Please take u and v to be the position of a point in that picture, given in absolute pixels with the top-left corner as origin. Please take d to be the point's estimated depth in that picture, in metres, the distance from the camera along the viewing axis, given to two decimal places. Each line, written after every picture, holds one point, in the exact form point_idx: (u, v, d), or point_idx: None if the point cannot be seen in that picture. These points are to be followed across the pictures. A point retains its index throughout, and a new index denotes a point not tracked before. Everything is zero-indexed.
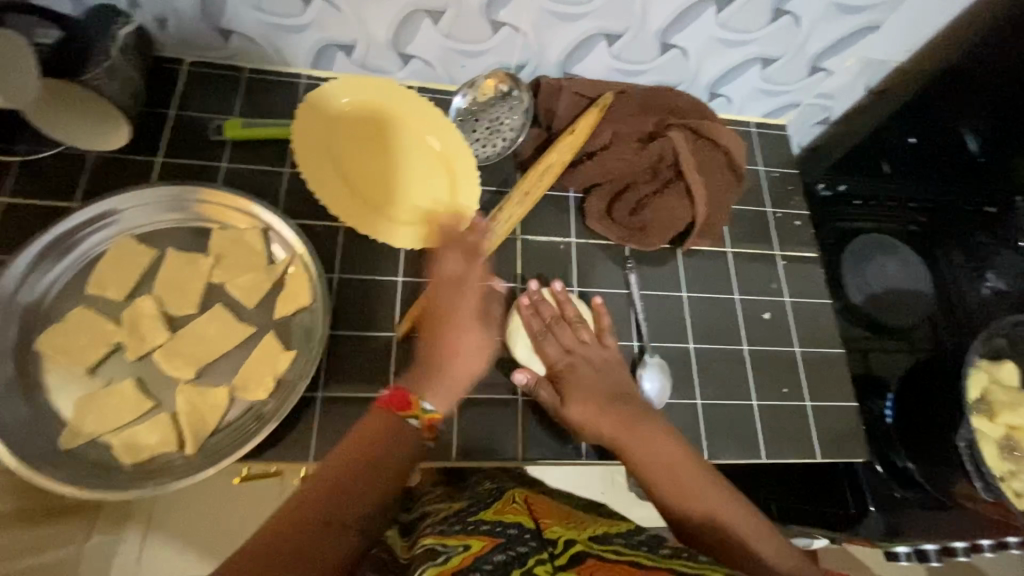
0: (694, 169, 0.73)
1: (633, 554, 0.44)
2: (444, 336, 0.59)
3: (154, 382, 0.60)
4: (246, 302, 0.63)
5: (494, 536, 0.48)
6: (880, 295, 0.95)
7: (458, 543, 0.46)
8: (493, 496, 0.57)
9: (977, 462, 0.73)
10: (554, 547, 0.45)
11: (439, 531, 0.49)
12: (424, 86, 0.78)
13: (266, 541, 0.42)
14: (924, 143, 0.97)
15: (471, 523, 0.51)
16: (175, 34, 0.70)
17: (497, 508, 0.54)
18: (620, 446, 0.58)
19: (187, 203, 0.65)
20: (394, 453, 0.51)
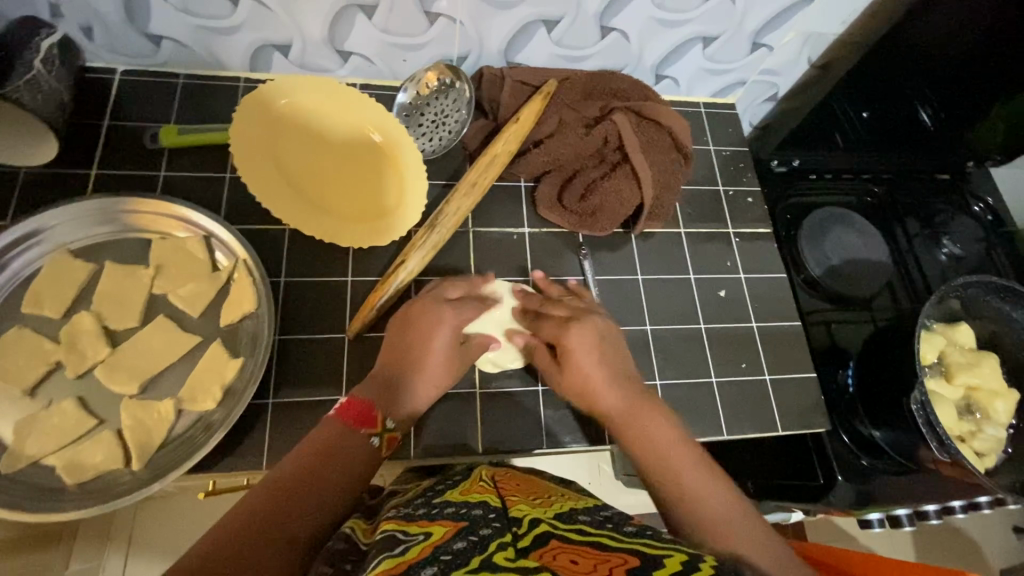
0: (640, 151, 0.73)
1: (596, 535, 0.44)
2: (412, 356, 0.58)
3: (97, 399, 0.58)
4: (191, 311, 0.62)
5: (458, 521, 0.46)
6: (839, 267, 0.95)
7: (420, 531, 0.44)
8: (462, 481, 0.58)
9: (930, 422, 0.72)
10: (519, 528, 0.45)
11: (402, 518, 0.48)
12: (368, 83, 0.77)
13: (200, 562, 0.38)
14: (876, 116, 0.96)
15: (439, 508, 0.50)
16: (104, 43, 0.68)
17: (465, 492, 0.54)
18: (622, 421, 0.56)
19: (123, 215, 0.63)
20: (347, 461, 0.49)
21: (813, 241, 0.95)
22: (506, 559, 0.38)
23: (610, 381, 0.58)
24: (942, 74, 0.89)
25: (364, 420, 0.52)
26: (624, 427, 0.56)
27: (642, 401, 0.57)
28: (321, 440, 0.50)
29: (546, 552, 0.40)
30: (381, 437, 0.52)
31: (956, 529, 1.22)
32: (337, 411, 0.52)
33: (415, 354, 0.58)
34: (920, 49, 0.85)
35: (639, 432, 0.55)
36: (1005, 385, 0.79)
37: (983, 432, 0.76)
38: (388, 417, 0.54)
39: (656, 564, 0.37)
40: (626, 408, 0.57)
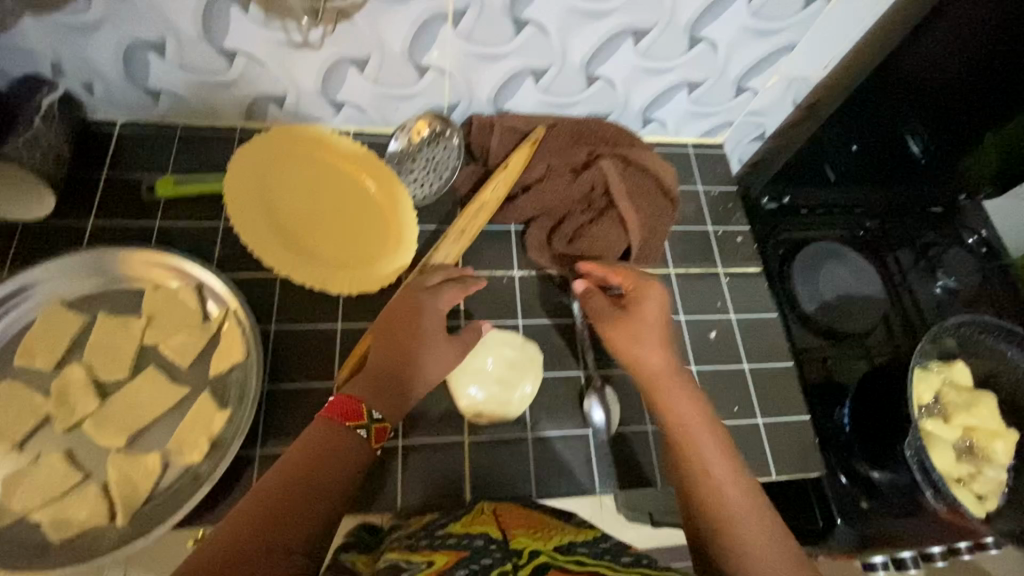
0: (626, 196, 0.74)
1: (596, 562, 0.44)
2: (406, 355, 0.58)
3: (85, 453, 0.58)
4: (180, 362, 0.62)
5: (461, 550, 0.46)
6: (833, 303, 0.95)
7: (424, 560, 0.45)
8: (463, 514, 0.58)
9: (925, 469, 0.71)
10: (520, 558, 0.44)
11: (407, 549, 0.49)
12: (361, 131, 0.79)
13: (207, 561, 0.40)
14: (869, 149, 0.94)
15: (442, 539, 0.50)
16: (104, 98, 0.70)
17: (467, 523, 0.55)
18: (654, 394, 0.58)
19: (117, 266, 0.65)
20: (336, 461, 0.50)
21: (805, 276, 0.96)
22: None
23: (665, 358, 0.59)
24: (934, 108, 0.86)
25: (350, 415, 0.52)
26: (657, 395, 0.57)
27: (676, 373, 0.58)
28: (310, 446, 0.50)
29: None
30: (366, 428, 0.52)
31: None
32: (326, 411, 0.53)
33: (405, 350, 0.58)
34: (910, 86, 0.83)
35: (670, 407, 0.56)
36: (1002, 424, 0.78)
37: (984, 475, 0.74)
38: (375, 408, 0.54)
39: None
40: (663, 375, 0.58)
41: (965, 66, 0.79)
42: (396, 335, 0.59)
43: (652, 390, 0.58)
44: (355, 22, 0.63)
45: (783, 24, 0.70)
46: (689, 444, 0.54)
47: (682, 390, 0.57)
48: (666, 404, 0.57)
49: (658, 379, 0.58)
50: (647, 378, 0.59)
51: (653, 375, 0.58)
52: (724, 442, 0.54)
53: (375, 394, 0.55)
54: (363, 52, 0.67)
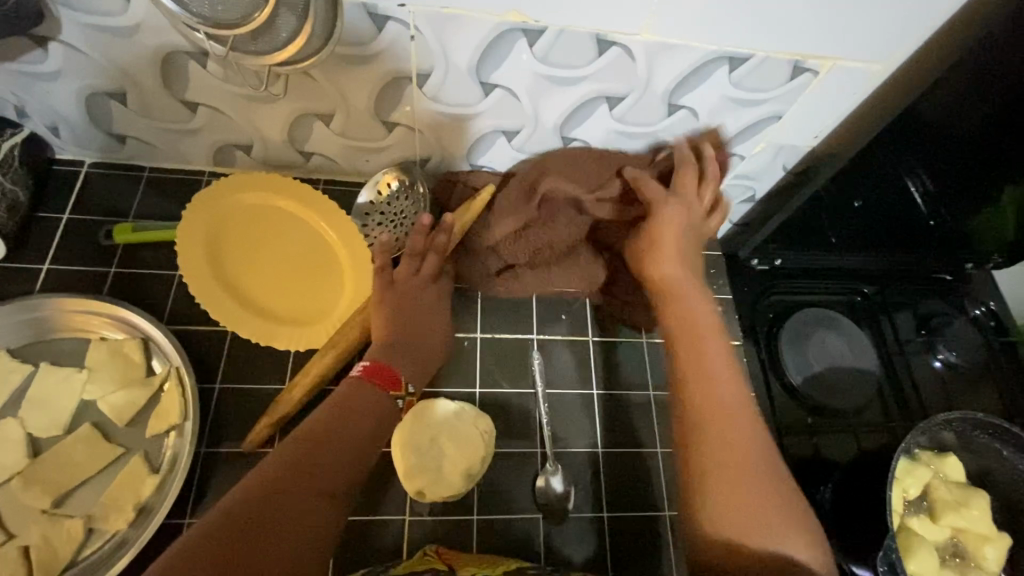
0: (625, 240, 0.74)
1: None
2: (415, 329, 0.65)
3: (9, 513, 0.56)
4: (117, 420, 0.60)
5: None
6: (822, 375, 0.90)
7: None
8: (405, 560, 0.59)
9: None
10: None
11: None
12: (331, 180, 0.77)
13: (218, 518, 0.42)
14: (871, 205, 0.88)
15: None
16: (70, 140, 0.70)
17: (409, 566, 0.56)
18: (671, 344, 0.62)
19: (64, 314, 0.63)
20: (356, 421, 0.55)
21: (795, 346, 0.91)
22: None
23: (681, 273, 0.68)
24: (940, 162, 0.82)
25: (390, 383, 0.59)
26: (676, 347, 0.61)
27: (694, 288, 0.66)
28: (334, 408, 0.55)
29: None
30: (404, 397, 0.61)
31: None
32: (359, 373, 0.59)
33: (423, 326, 0.66)
34: (932, 130, 0.76)
35: (695, 365, 0.58)
36: (995, 528, 0.73)
37: None
38: (409, 381, 0.63)
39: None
40: (694, 326, 0.62)
41: (981, 117, 0.74)
42: (410, 312, 0.66)
43: (661, 292, 0.67)
44: (315, 77, 0.61)
45: (768, 95, 0.66)
46: (723, 419, 0.54)
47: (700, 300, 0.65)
48: (685, 358, 0.59)
49: (690, 326, 0.62)
50: (674, 330, 0.63)
51: (703, 330, 0.62)
52: (742, 409, 0.55)
53: (402, 357, 0.62)
54: (328, 107, 0.66)
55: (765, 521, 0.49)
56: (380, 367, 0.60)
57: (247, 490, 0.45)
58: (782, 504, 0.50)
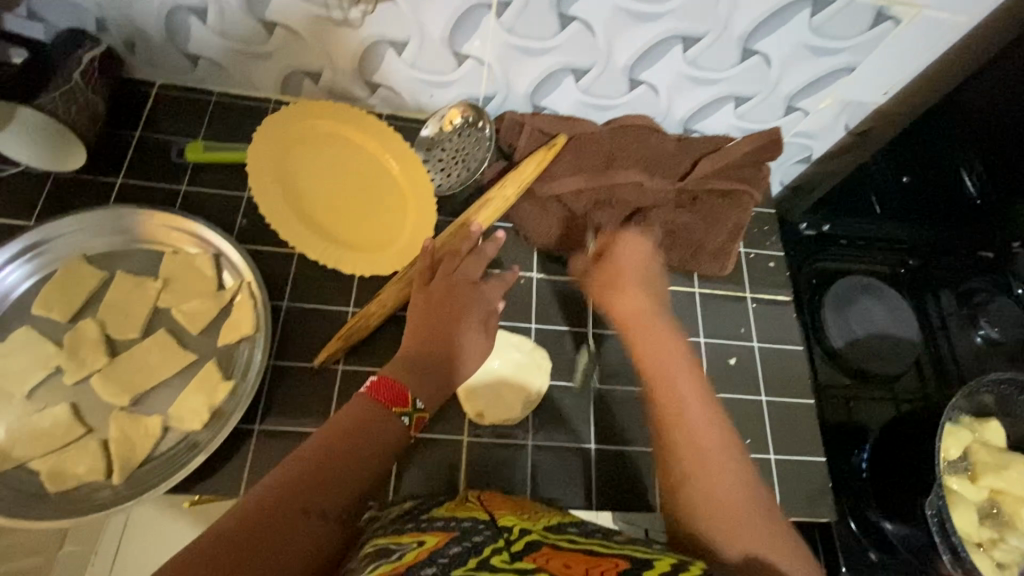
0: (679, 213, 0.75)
1: (588, 543, 0.44)
2: (443, 339, 0.59)
3: (89, 408, 0.59)
4: (190, 327, 0.62)
5: (449, 532, 0.46)
6: (863, 341, 0.90)
7: (412, 540, 0.45)
8: (446, 501, 0.57)
9: (946, 532, 0.66)
10: (511, 535, 0.45)
11: (394, 532, 0.48)
12: (393, 115, 0.78)
13: (237, 523, 0.43)
14: (923, 184, 0.90)
15: (427, 523, 0.50)
16: (144, 58, 0.71)
17: (451, 509, 0.54)
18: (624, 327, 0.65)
19: (139, 225, 0.65)
20: (373, 437, 0.50)
21: (838, 311, 0.91)
22: (504, 561, 0.39)
23: (639, 304, 0.66)
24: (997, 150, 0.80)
25: (396, 401, 0.53)
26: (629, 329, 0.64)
27: (653, 318, 0.65)
28: (351, 417, 0.51)
29: (540, 556, 0.40)
30: (409, 416, 0.53)
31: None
32: (369, 389, 0.53)
33: (447, 329, 0.59)
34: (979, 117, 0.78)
35: (654, 352, 0.61)
36: None
37: (1006, 542, 0.70)
38: (420, 397, 0.54)
39: (643, 563, 0.39)
40: (641, 320, 0.64)
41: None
42: (434, 318, 0.60)
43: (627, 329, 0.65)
44: (397, 3, 0.62)
45: (845, 44, 0.66)
46: (673, 395, 0.56)
47: (656, 326, 0.63)
48: (644, 342, 0.62)
49: (667, 375, 0.58)
50: (645, 364, 0.60)
51: (634, 319, 0.65)
52: (704, 401, 0.56)
53: (434, 329, 0.59)
54: (403, 34, 0.66)
55: (727, 498, 0.49)
56: (393, 385, 0.53)
57: (256, 503, 0.44)
58: (761, 524, 0.48)
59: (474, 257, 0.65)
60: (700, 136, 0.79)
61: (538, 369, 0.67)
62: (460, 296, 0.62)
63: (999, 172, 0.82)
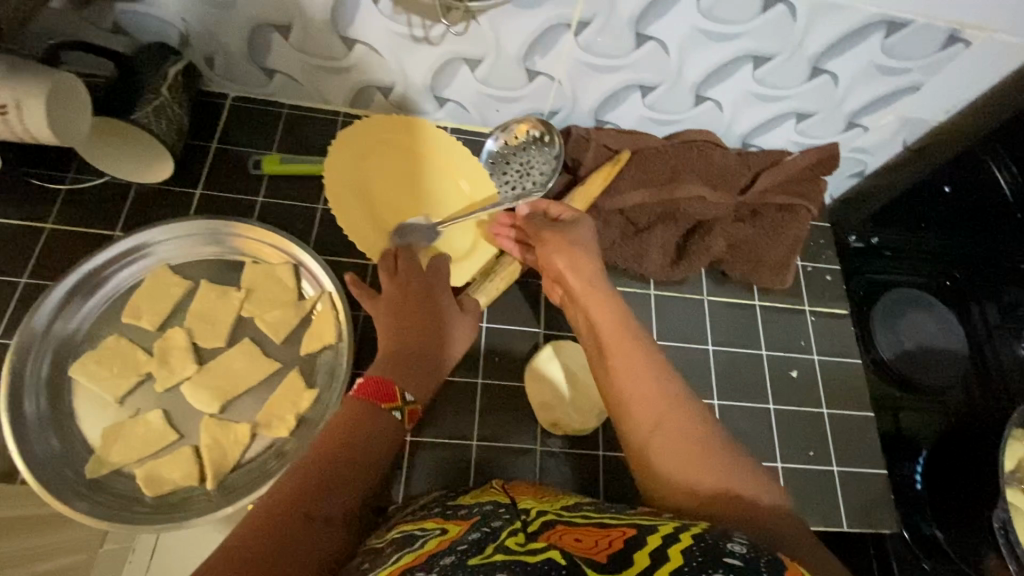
0: (738, 226, 0.77)
1: (601, 516, 0.43)
2: (422, 333, 0.59)
3: (180, 414, 0.60)
4: (274, 337, 0.64)
5: (471, 518, 0.46)
6: (912, 352, 0.91)
7: (436, 528, 0.44)
8: (469, 491, 0.57)
9: (1012, 544, 0.67)
10: (529, 516, 0.44)
11: (416, 519, 0.49)
12: (458, 128, 0.79)
13: (245, 534, 0.41)
14: (963, 189, 0.86)
15: (453, 510, 0.50)
16: (221, 71, 0.72)
17: (475, 496, 0.54)
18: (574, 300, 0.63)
19: (221, 237, 0.67)
20: (367, 438, 0.50)
21: (887, 323, 0.92)
22: (517, 542, 0.37)
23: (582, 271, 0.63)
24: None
25: (384, 396, 0.53)
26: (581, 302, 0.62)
27: (599, 286, 0.63)
28: (343, 422, 0.51)
29: (555, 534, 0.39)
30: (401, 410, 0.53)
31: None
32: (357, 390, 0.53)
33: (427, 322, 0.60)
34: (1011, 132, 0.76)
35: (600, 313, 0.60)
36: None
37: None
38: (409, 390, 0.55)
39: (651, 529, 0.38)
40: (590, 290, 0.62)
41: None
42: (415, 314, 0.60)
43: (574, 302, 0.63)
44: (478, 22, 0.63)
45: (913, 64, 0.67)
46: (618, 355, 0.55)
47: (598, 301, 0.61)
48: (596, 314, 0.60)
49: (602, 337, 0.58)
50: (601, 338, 0.58)
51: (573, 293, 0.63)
52: (655, 360, 0.55)
53: (407, 325, 0.60)
54: (479, 52, 0.67)
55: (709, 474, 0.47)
56: (375, 383, 0.54)
57: (265, 508, 0.43)
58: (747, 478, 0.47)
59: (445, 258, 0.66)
60: (758, 151, 0.80)
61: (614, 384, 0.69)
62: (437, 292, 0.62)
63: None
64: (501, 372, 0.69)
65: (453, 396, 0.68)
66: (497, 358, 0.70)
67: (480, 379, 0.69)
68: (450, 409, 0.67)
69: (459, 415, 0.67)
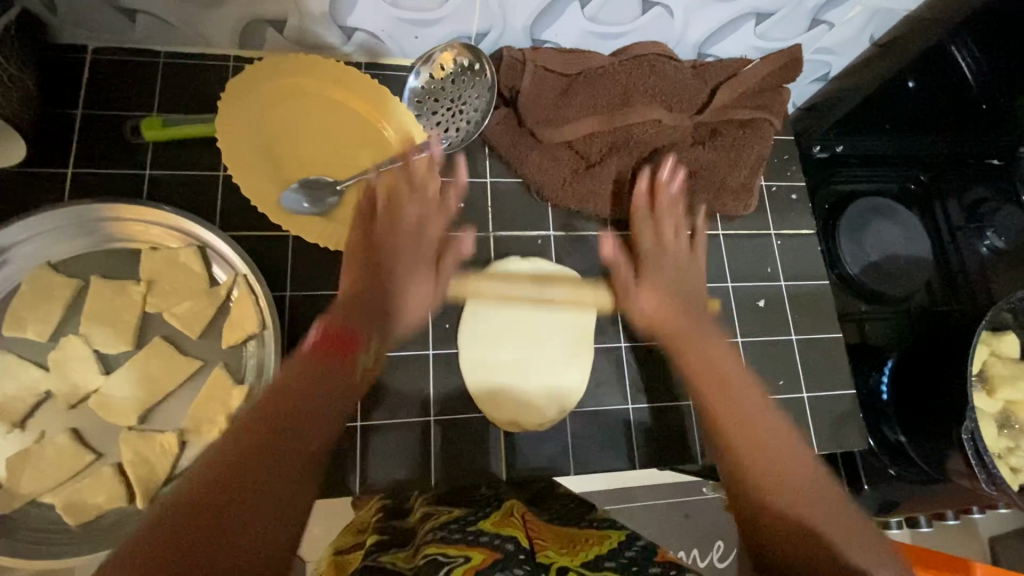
0: (699, 151, 0.70)
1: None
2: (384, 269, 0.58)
3: (94, 431, 0.54)
4: (188, 332, 0.56)
5: (494, 550, 0.40)
6: (878, 264, 0.89)
7: (459, 554, 0.39)
8: (493, 511, 0.49)
9: (978, 451, 0.67)
10: (548, 572, 0.38)
11: (440, 542, 0.42)
12: (374, 64, 0.68)
13: (204, 481, 0.35)
14: (926, 86, 0.83)
15: (473, 537, 0.43)
16: (69, 17, 0.59)
17: (497, 524, 0.46)
18: (670, 343, 0.61)
19: (103, 223, 0.57)
20: (327, 383, 0.45)
21: (853, 235, 0.89)
22: None
23: (661, 300, 0.63)
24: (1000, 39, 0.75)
25: (343, 347, 0.49)
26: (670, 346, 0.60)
27: (698, 327, 0.61)
28: (303, 377, 0.45)
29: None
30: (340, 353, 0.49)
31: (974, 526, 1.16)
32: (312, 346, 0.48)
33: (388, 254, 0.59)
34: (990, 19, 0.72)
35: (695, 351, 0.58)
36: None
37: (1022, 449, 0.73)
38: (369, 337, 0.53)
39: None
40: (675, 330, 0.61)
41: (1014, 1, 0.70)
42: (380, 246, 0.59)
43: (671, 347, 0.60)
44: None
45: None
46: (740, 430, 0.49)
47: (709, 338, 0.59)
48: (693, 359, 0.58)
49: (682, 330, 0.61)
50: (691, 369, 0.57)
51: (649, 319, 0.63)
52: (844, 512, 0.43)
53: (369, 312, 0.55)
54: None
55: (851, 519, 0.42)
56: (339, 333, 0.51)
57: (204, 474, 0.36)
58: (872, 529, 0.42)
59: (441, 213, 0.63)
60: (715, 62, 0.73)
61: (584, 350, 0.65)
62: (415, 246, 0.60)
63: (995, 41, 0.75)
64: (453, 341, 0.64)
65: (406, 374, 0.62)
66: (449, 326, 0.64)
67: (432, 350, 0.63)
68: (401, 387, 0.61)
69: (411, 392, 0.61)
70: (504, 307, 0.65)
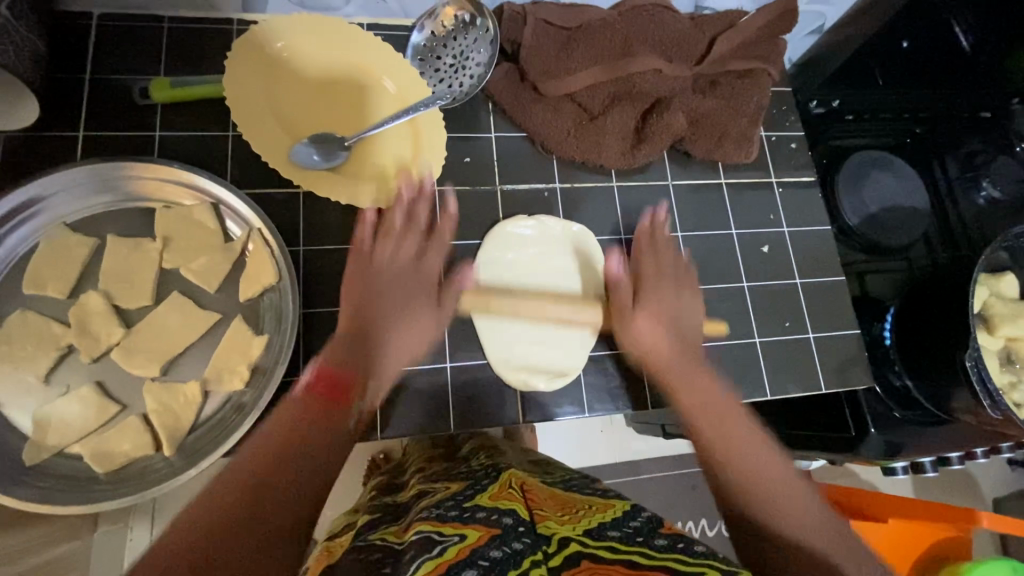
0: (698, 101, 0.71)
1: (630, 550, 0.37)
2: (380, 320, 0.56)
3: (118, 384, 0.55)
4: (205, 287, 0.57)
5: (494, 524, 0.39)
6: (878, 215, 0.90)
7: (454, 533, 0.38)
8: (489, 483, 0.49)
9: (983, 380, 0.69)
10: (549, 545, 0.36)
11: (436, 518, 0.41)
12: (376, 23, 0.69)
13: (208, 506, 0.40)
14: (918, 44, 0.85)
15: (470, 513, 0.42)
16: None
17: (494, 497, 0.46)
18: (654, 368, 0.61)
19: (117, 181, 0.57)
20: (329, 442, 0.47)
21: (852, 188, 0.90)
22: None
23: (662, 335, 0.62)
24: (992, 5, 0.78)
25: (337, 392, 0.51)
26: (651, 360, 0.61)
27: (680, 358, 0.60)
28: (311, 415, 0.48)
29: None
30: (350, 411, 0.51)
31: (976, 478, 1.18)
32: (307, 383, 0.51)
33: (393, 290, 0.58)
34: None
35: (689, 385, 0.58)
36: None
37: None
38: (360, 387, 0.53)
39: None
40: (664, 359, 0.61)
41: None
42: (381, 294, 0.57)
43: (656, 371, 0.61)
44: None
45: None
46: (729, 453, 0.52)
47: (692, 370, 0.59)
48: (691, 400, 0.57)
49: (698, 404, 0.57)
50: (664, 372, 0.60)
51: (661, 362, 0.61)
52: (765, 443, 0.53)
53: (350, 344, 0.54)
54: None
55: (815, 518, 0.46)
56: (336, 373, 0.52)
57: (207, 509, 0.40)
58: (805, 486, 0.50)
59: (410, 233, 0.61)
60: (713, 14, 0.74)
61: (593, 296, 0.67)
62: (411, 280, 0.59)
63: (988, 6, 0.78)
64: None
65: None
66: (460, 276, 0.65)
67: None
68: None
69: None
70: (513, 260, 0.66)
